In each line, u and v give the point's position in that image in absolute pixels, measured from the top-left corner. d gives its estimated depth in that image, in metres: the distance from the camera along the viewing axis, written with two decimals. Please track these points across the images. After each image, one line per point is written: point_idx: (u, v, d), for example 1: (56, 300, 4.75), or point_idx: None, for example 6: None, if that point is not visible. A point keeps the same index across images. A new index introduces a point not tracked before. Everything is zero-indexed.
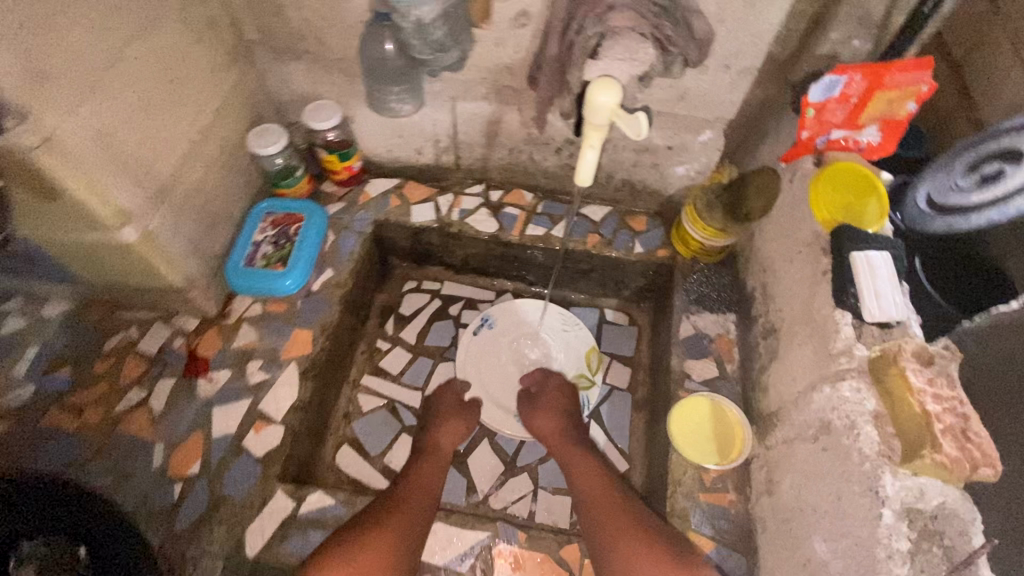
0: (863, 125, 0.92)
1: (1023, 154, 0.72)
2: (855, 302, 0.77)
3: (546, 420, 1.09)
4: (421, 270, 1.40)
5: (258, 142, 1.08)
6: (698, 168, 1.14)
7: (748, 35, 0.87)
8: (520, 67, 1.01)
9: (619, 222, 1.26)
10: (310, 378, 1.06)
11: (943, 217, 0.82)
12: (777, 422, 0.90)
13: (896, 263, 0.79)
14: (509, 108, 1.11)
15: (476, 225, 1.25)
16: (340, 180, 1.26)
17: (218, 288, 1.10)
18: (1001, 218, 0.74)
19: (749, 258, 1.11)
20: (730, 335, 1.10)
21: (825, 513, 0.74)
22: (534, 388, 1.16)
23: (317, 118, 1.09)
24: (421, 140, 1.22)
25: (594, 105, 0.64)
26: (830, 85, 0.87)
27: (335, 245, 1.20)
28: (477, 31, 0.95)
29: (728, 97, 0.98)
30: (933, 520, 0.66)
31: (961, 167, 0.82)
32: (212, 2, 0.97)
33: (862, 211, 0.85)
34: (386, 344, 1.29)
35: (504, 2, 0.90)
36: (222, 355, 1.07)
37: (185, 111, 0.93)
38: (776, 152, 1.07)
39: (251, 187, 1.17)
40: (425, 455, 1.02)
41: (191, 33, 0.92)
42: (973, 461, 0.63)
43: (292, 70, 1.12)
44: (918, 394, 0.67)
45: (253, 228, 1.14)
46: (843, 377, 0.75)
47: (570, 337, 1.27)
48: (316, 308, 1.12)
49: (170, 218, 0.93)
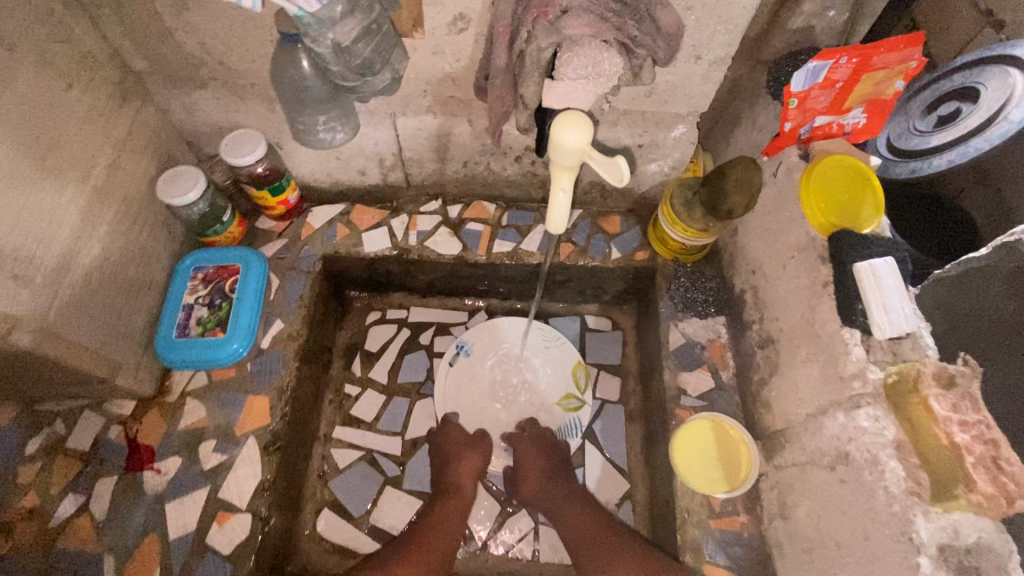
0: (849, 109, 0.83)
1: (981, 91, 0.73)
2: (864, 319, 0.72)
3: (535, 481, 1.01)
4: (384, 297, 1.27)
5: (169, 191, 0.92)
6: (672, 163, 1.04)
7: (720, 22, 0.76)
8: (464, 76, 0.88)
9: (591, 225, 1.16)
10: (272, 451, 0.95)
11: (905, 162, 0.81)
12: (785, 441, 0.84)
13: (902, 267, 0.72)
14: (458, 119, 0.98)
15: (437, 247, 1.13)
16: (276, 215, 1.11)
17: (151, 364, 0.97)
18: (961, 159, 0.73)
19: (734, 255, 1.03)
20: (722, 339, 1.03)
21: (850, 551, 0.69)
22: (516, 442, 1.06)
23: (237, 154, 0.93)
24: (362, 161, 1.07)
25: (561, 145, 0.57)
26: (815, 71, 0.77)
27: (281, 291, 1.06)
28: (408, 41, 0.82)
29: (700, 89, 0.88)
30: (968, 555, 0.59)
31: (919, 109, 0.82)
32: (81, 34, 0.80)
33: (858, 207, 0.78)
34: (355, 389, 1.16)
35: (436, 6, 0.76)
36: (167, 439, 0.94)
37: (68, 178, 0.78)
38: (753, 139, 0.98)
39: (172, 240, 1.02)
40: (452, 496, 0.99)
41: (59, 79, 0.76)
42: (1009, 495, 0.58)
43: (198, 100, 0.95)
44: (944, 423, 0.62)
45: (182, 290, 1.01)
46: (859, 404, 0.70)
47: (554, 354, 1.16)
48: (269, 369, 1.00)
49: (70, 306, 0.79)
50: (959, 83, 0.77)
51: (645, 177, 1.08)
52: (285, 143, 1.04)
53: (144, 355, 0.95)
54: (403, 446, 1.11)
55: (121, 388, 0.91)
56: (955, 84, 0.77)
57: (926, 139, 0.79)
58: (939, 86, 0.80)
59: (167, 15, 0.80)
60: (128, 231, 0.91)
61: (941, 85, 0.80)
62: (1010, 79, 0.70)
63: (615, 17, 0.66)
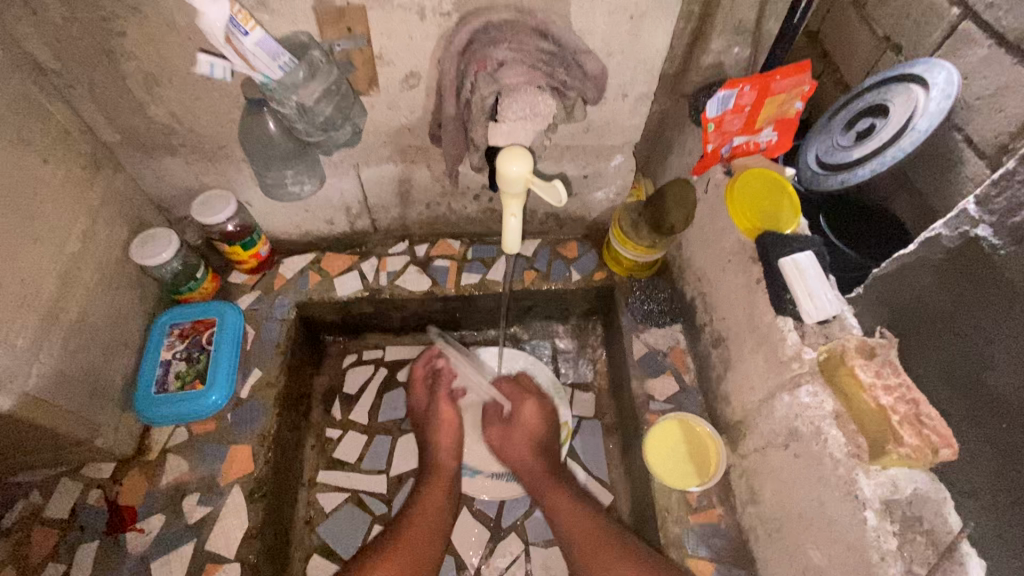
0: (760, 129, 0.95)
1: (891, 108, 0.89)
2: (794, 307, 0.80)
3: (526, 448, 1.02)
4: (359, 340, 1.30)
5: (144, 253, 0.96)
6: (617, 189, 1.15)
7: (638, 64, 0.87)
8: (420, 126, 0.97)
9: (551, 252, 1.24)
10: (258, 498, 0.95)
11: (833, 175, 0.95)
12: (745, 430, 0.91)
13: (821, 259, 0.82)
14: (418, 165, 1.06)
15: (408, 285, 1.19)
16: (248, 269, 1.15)
17: (130, 423, 0.97)
18: (882, 166, 0.86)
19: (681, 267, 1.13)
20: (681, 345, 1.11)
21: (812, 520, 0.75)
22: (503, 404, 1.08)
23: (209, 214, 0.99)
24: (330, 210, 1.14)
25: (507, 176, 0.65)
26: (725, 99, 0.88)
27: (257, 340, 1.09)
28: (365, 99, 0.90)
29: (631, 122, 0.99)
30: (911, 506, 0.67)
31: (840, 128, 0.97)
32: (56, 113, 0.85)
33: (779, 211, 0.88)
34: (337, 432, 1.18)
35: (389, 67, 0.85)
36: (150, 497, 0.94)
37: (45, 247, 0.82)
38: (685, 162, 1.09)
39: (146, 300, 1.04)
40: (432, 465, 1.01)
41: (36, 155, 0.81)
42: (932, 445, 0.65)
43: (169, 165, 1.01)
44: (870, 389, 0.70)
45: (159, 346, 1.03)
46: (800, 382, 0.78)
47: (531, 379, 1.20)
48: (250, 418, 1.02)
49: (47, 369, 0.81)
50: (871, 103, 0.93)
51: (594, 205, 1.18)
52: (254, 199, 1.09)
53: (122, 415, 0.96)
54: (388, 483, 1.12)
55: (101, 450, 0.92)
56: (869, 103, 0.93)
57: (848, 152, 0.93)
58: (855, 106, 0.96)
59: (139, 89, 0.87)
60: (103, 295, 0.94)
61: (855, 105, 0.96)
62: (913, 96, 0.86)
63: (546, 66, 0.76)
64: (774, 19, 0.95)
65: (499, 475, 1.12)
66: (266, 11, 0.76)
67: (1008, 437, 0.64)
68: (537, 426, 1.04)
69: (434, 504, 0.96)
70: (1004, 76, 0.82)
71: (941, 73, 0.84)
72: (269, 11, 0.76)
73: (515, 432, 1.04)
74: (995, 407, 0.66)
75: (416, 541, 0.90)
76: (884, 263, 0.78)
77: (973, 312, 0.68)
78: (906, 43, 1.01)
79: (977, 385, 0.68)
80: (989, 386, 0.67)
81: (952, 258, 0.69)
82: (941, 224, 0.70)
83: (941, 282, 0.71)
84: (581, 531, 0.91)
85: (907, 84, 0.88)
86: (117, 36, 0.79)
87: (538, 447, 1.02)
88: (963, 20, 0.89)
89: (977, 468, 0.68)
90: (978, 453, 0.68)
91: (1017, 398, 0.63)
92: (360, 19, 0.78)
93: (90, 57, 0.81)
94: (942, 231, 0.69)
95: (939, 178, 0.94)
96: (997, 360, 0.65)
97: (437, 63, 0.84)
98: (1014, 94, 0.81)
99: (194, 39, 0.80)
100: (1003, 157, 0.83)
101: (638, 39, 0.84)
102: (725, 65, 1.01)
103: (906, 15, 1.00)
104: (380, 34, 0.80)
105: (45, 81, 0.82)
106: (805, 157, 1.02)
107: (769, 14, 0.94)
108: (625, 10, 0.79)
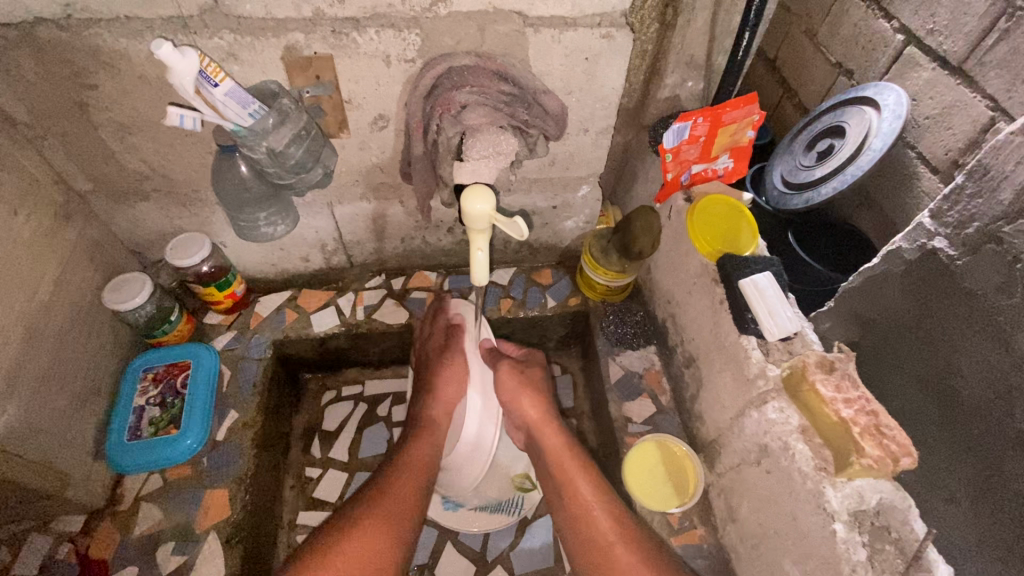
0: (716, 156, 1.00)
1: (846, 130, 0.95)
2: (756, 326, 0.84)
3: (533, 404, 0.97)
4: (338, 375, 1.30)
5: (118, 298, 0.96)
6: (586, 218, 1.19)
7: (597, 101, 0.92)
8: (391, 165, 1.00)
9: (526, 280, 1.27)
10: (236, 544, 0.94)
11: (799, 194, 1.00)
12: (720, 448, 0.93)
13: (778, 279, 0.86)
14: (391, 203, 1.09)
15: (385, 318, 1.19)
16: (224, 309, 1.15)
17: (102, 472, 0.96)
18: (843, 184, 0.91)
19: (651, 290, 1.16)
20: (656, 367, 1.13)
21: (787, 535, 0.76)
22: (518, 377, 0.98)
23: (183, 256, 0.99)
24: (305, 248, 1.15)
25: (472, 213, 0.67)
26: (680, 131, 0.92)
27: (234, 379, 1.09)
28: (336, 141, 0.93)
29: (594, 155, 1.03)
30: (878, 516, 0.70)
31: (802, 149, 1.03)
32: (28, 163, 0.86)
33: (738, 236, 0.93)
34: (317, 471, 1.16)
35: (358, 111, 0.89)
36: (123, 549, 0.92)
37: (15, 297, 0.81)
38: (649, 189, 1.13)
39: (120, 345, 1.04)
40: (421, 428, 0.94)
41: (6, 206, 0.81)
42: (893, 455, 0.68)
43: (141, 211, 1.02)
44: (831, 403, 0.73)
45: (132, 392, 1.02)
46: (767, 399, 0.81)
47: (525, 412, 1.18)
48: (226, 460, 1.00)
49: (16, 423, 0.80)
50: (828, 125, 0.98)
51: (565, 233, 1.22)
52: (228, 241, 1.10)
53: (93, 465, 0.94)
54: None
55: (72, 502, 0.90)
56: (825, 126, 0.99)
57: (812, 171, 0.99)
58: (813, 129, 1.02)
59: (112, 139, 0.88)
60: (75, 342, 0.93)
61: (814, 128, 1.02)
62: (866, 117, 0.92)
63: (507, 107, 0.82)
64: (723, 54, 1.01)
65: (484, 506, 1.10)
66: (236, 63, 0.79)
67: (983, 442, 0.68)
68: (548, 390, 1.01)
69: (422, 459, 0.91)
70: (948, 96, 0.89)
71: (891, 94, 0.91)
72: (239, 62, 0.79)
73: (525, 394, 0.98)
74: (968, 413, 0.70)
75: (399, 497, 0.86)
76: (850, 278, 0.82)
77: (943, 321, 0.72)
78: (856, 67, 1.07)
79: (948, 391, 0.72)
80: (959, 393, 0.71)
81: (912, 270, 0.74)
82: (900, 237, 0.74)
83: (904, 294, 0.76)
84: (596, 526, 0.85)
85: (860, 106, 0.95)
86: (90, 89, 0.80)
87: (551, 413, 0.98)
88: (908, 45, 0.96)
89: (956, 474, 0.72)
90: (957, 464, 0.72)
91: (987, 404, 0.67)
92: (328, 67, 0.81)
93: (62, 108, 0.82)
94: (902, 244, 0.74)
95: (897, 197, 1.01)
96: (965, 366, 0.70)
97: (405, 105, 0.88)
98: (957, 113, 0.88)
99: (167, 91, 0.82)
100: (954, 172, 0.90)
101: (595, 78, 0.88)
102: (681, 98, 1.06)
103: (854, 41, 1.06)
104: (348, 81, 0.84)
105: (16, 134, 0.83)
106: (772, 179, 1.08)
107: (718, 50, 1.00)
108: (581, 52, 0.84)
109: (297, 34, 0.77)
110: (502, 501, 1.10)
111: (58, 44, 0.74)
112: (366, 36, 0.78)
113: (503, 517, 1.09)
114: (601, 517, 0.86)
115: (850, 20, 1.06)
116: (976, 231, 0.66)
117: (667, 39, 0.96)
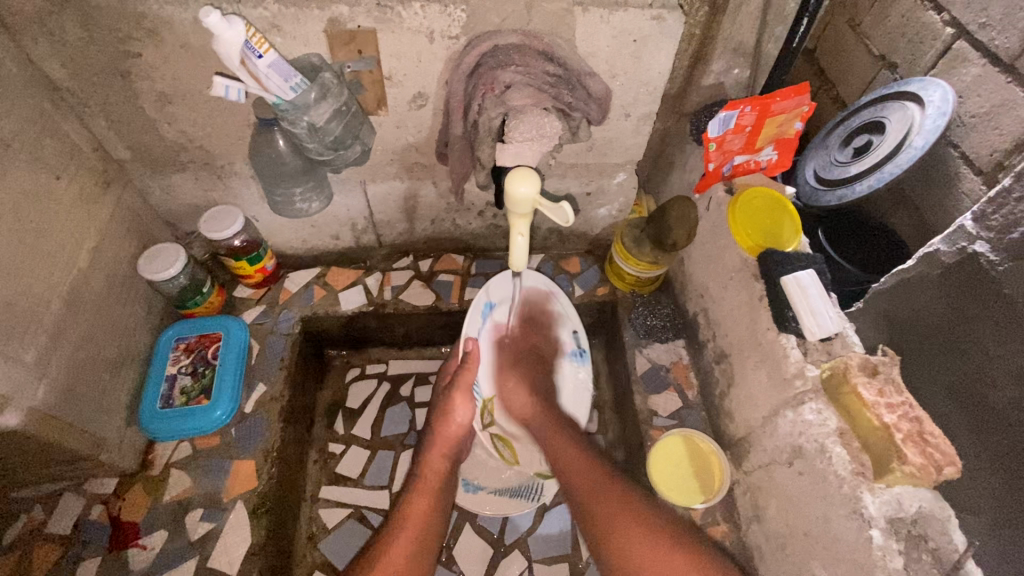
0: (760, 148, 0.97)
1: (886, 127, 0.90)
2: (797, 325, 0.82)
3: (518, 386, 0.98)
4: (362, 354, 1.30)
5: (153, 268, 0.96)
6: (619, 207, 1.17)
7: (641, 85, 0.90)
8: (427, 144, 0.98)
9: (554, 267, 1.25)
10: (262, 513, 0.95)
11: (833, 191, 0.97)
12: (749, 446, 0.92)
13: (822, 277, 0.83)
14: (424, 182, 1.07)
15: (411, 299, 1.19)
16: (254, 283, 1.16)
17: (133, 439, 0.98)
18: (879, 184, 0.88)
19: (683, 283, 1.13)
20: (684, 361, 1.11)
21: (817, 538, 0.75)
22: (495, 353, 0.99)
23: (217, 229, 0.99)
24: (336, 226, 1.15)
25: (516, 197, 0.67)
26: (725, 119, 0.89)
27: (262, 353, 1.10)
28: (374, 118, 0.92)
29: (633, 142, 1.01)
30: (915, 524, 0.68)
31: (838, 144, 0.99)
32: (71, 130, 0.87)
33: (780, 229, 0.90)
34: (340, 447, 1.18)
35: (398, 88, 0.87)
36: (153, 514, 0.94)
37: (56, 262, 0.83)
38: (687, 179, 1.10)
39: (153, 315, 1.06)
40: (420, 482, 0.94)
41: (49, 171, 0.82)
42: (937, 463, 0.67)
43: (177, 181, 1.02)
44: (873, 407, 0.71)
45: (164, 361, 1.03)
46: (804, 400, 0.79)
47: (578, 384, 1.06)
48: (253, 432, 1.02)
49: (56, 388, 0.82)
50: (867, 120, 0.94)
51: (597, 221, 1.20)
52: (260, 215, 1.11)
53: (127, 429, 0.97)
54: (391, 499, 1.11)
55: (105, 465, 0.92)
56: (865, 120, 0.95)
57: (846, 167, 0.95)
58: (851, 122, 0.98)
59: (152, 108, 0.88)
60: (111, 311, 0.95)
61: (852, 121, 0.98)
62: (908, 113, 0.88)
63: (552, 88, 0.80)
64: (773, 41, 0.97)
65: (502, 491, 1.06)
66: (279, 34, 0.78)
67: (1007, 452, 0.66)
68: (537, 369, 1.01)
69: (422, 509, 0.91)
70: (998, 94, 0.85)
71: (936, 90, 0.86)
72: (282, 34, 0.78)
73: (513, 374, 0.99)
74: (998, 422, 0.67)
75: (422, 505, 0.92)
76: (884, 278, 0.80)
77: (976, 324, 0.69)
78: (902, 60, 1.02)
79: (977, 401, 0.69)
80: (989, 403, 0.68)
81: (949, 274, 0.71)
82: (938, 240, 0.72)
83: (938, 298, 0.73)
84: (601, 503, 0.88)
85: (903, 101, 0.90)
86: (133, 57, 0.80)
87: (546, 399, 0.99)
88: (957, 39, 0.91)
89: (978, 486, 0.70)
90: (979, 472, 0.69)
91: (1016, 414, 0.64)
92: (371, 42, 0.80)
93: (105, 76, 0.82)
94: (940, 246, 0.72)
95: (935, 196, 0.97)
96: (997, 375, 0.67)
97: (445, 85, 0.86)
98: (1007, 113, 0.84)
99: (209, 62, 0.82)
100: (1000, 174, 0.86)
101: (641, 61, 0.86)
102: (725, 85, 1.02)
103: (901, 33, 1.01)
104: (390, 57, 0.82)
105: (58, 100, 0.84)
106: (804, 173, 1.05)
107: (768, 37, 0.95)
108: (629, 34, 0.81)
109: (341, 6, 0.76)
110: (520, 486, 1.05)
111: (103, 11, 0.74)
112: (411, 10, 0.77)
113: (523, 502, 1.04)
114: (583, 487, 0.90)
115: (898, 10, 1.01)
116: (1020, 237, 0.63)
117: (716, 23, 0.92)
